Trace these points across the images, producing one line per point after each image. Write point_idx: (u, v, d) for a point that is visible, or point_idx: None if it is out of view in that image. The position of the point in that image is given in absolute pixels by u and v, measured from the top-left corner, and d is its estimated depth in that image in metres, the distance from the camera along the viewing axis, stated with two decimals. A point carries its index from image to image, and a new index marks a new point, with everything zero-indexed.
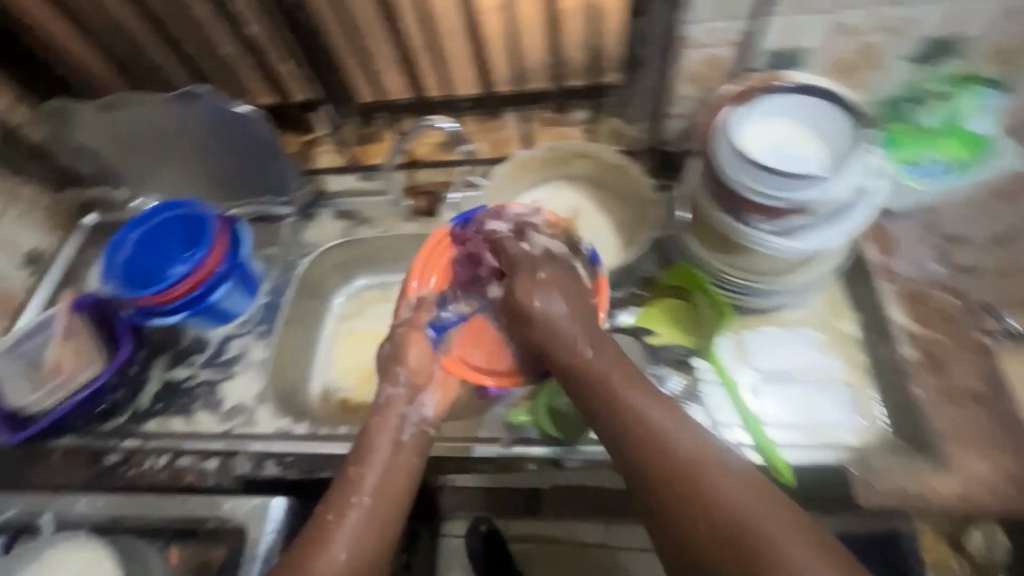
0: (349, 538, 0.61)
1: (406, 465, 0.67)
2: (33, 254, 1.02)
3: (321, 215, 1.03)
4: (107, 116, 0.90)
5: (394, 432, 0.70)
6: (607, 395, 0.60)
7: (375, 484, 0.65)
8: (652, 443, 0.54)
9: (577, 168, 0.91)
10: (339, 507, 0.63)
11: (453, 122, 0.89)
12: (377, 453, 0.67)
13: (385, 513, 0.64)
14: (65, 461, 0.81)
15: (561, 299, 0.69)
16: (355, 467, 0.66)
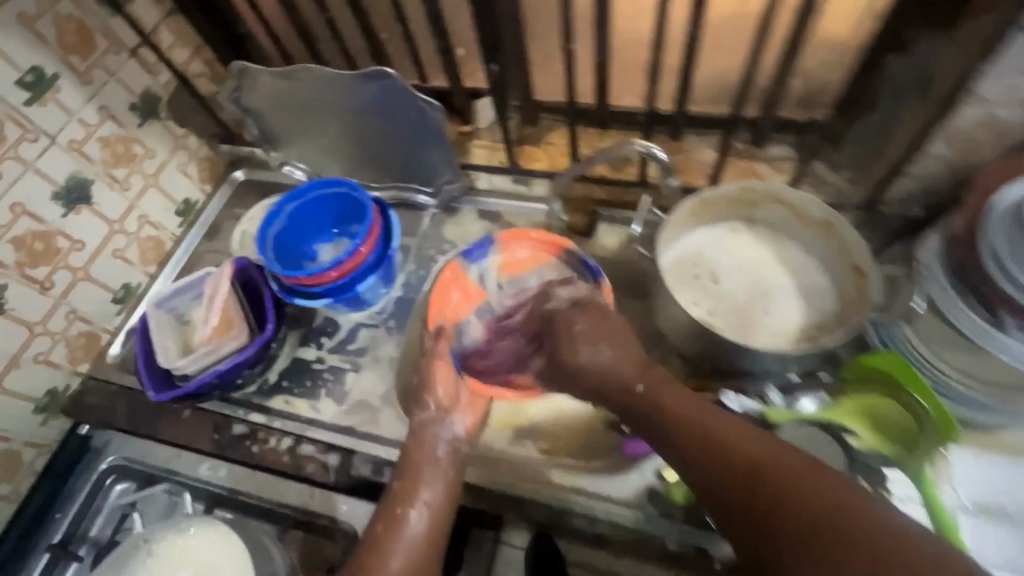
0: (405, 557, 0.62)
1: (445, 479, 0.68)
2: (185, 204, 1.03)
3: (464, 212, 0.97)
4: (285, 82, 0.88)
5: (431, 451, 0.69)
6: (663, 407, 0.59)
7: (420, 500, 0.66)
8: (721, 452, 0.53)
9: (767, 212, 0.79)
10: (390, 518, 0.65)
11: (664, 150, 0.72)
12: (424, 472, 0.68)
13: (438, 534, 0.65)
14: (197, 421, 0.82)
15: (599, 340, 0.68)
16: (402, 480, 0.67)
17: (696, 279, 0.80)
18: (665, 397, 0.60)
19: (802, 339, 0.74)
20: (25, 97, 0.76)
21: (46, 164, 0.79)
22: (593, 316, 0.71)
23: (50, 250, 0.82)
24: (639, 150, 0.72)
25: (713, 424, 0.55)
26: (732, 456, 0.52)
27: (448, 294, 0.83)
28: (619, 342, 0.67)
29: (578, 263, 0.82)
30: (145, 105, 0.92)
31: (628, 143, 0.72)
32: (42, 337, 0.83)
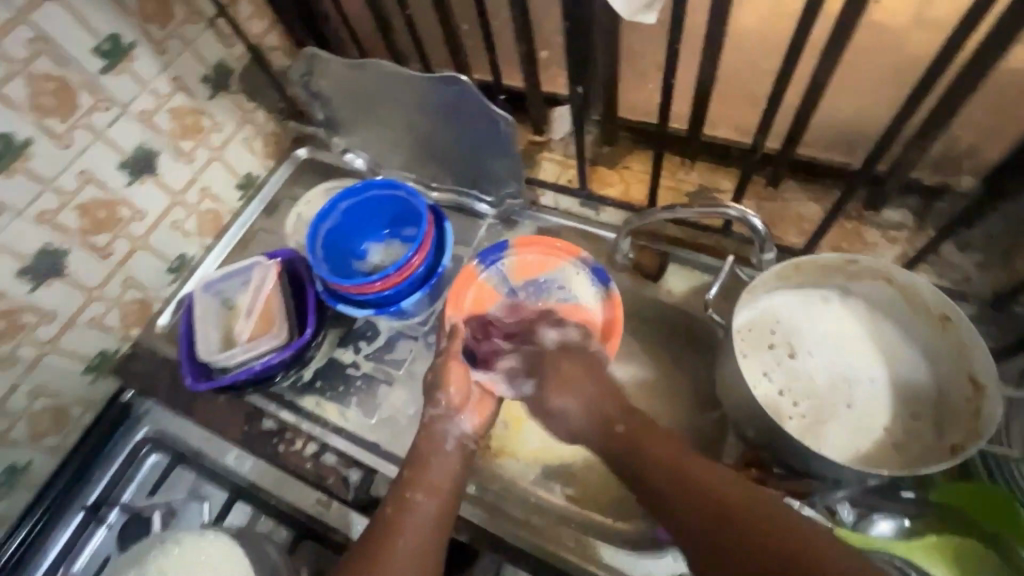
0: (424, 527, 0.60)
1: (451, 469, 0.65)
2: (246, 178, 1.02)
3: (522, 227, 0.90)
4: (354, 72, 0.83)
5: (441, 442, 0.67)
6: (639, 440, 0.59)
7: (430, 485, 0.63)
8: (687, 482, 0.54)
9: (868, 287, 0.69)
10: (400, 502, 0.62)
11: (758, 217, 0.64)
12: (430, 461, 0.65)
13: (443, 521, 0.62)
14: (229, 408, 0.82)
15: (574, 386, 0.66)
16: (413, 470, 0.65)
17: (770, 350, 0.71)
18: (653, 452, 0.58)
19: (884, 445, 0.64)
20: (102, 65, 0.74)
21: (117, 132, 0.79)
22: (582, 360, 0.68)
23: (113, 219, 0.82)
24: (734, 215, 0.64)
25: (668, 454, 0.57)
26: (692, 488, 0.54)
27: (463, 294, 0.80)
28: (598, 379, 0.66)
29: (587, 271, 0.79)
30: (217, 77, 0.90)
31: (723, 206, 0.64)
32: (98, 302, 0.84)
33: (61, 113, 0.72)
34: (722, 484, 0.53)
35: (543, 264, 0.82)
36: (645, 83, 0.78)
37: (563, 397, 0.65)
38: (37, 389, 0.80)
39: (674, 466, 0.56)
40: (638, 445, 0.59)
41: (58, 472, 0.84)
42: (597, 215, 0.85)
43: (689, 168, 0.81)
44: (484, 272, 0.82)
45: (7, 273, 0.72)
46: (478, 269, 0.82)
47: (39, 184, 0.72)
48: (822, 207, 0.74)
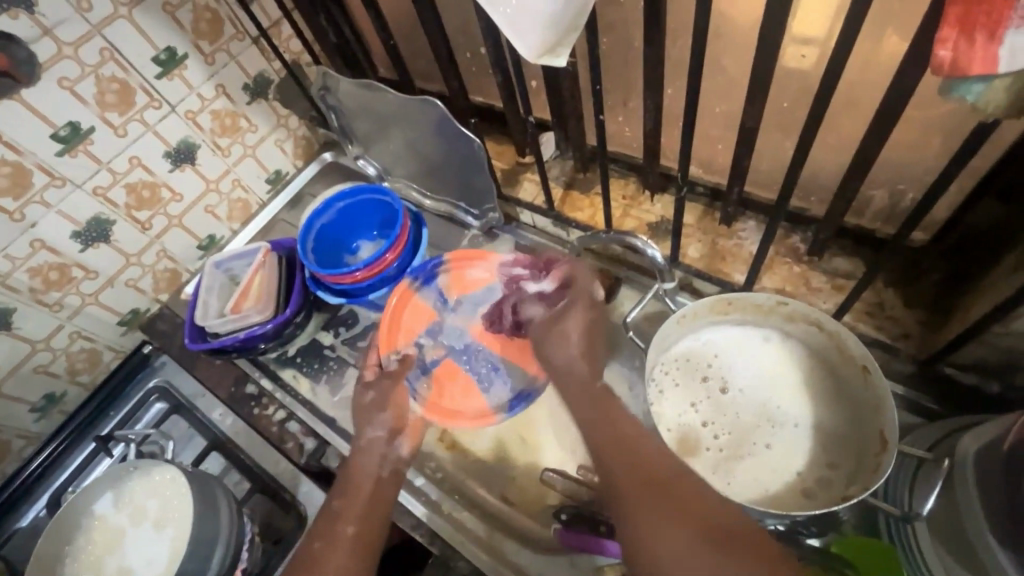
0: (344, 548, 0.67)
1: (385, 496, 0.72)
2: (277, 174, 1.16)
3: (501, 240, 0.97)
4: (362, 93, 0.95)
5: (375, 469, 0.74)
6: (605, 427, 0.67)
7: (359, 513, 0.70)
8: (621, 438, 0.65)
9: (798, 330, 0.70)
10: (327, 536, 0.68)
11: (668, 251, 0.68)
12: (361, 488, 0.72)
13: (367, 534, 0.69)
14: (222, 371, 0.94)
15: (574, 323, 0.76)
16: (341, 500, 0.71)
17: (702, 381, 0.73)
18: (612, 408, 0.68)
19: (795, 489, 0.64)
20: (158, 72, 0.90)
21: (164, 127, 0.94)
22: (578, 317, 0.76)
23: (154, 198, 0.97)
24: (637, 244, 0.70)
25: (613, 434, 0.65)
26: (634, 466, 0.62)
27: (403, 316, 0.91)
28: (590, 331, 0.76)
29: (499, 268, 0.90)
30: (257, 86, 1.05)
31: (629, 234, 0.69)
32: (135, 267, 1.00)
33: (120, 108, 0.88)
34: (661, 464, 0.61)
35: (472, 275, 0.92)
36: (615, 116, 0.83)
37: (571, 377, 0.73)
38: (77, 332, 0.96)
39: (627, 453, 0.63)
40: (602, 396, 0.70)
41: (85, 404, 1.00)
42: (567, 235, 0.91)
43: (652, 200, 0.85)
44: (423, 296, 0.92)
45: (63, 234, 0.88)
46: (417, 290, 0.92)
47: (95, 164, 0.88)
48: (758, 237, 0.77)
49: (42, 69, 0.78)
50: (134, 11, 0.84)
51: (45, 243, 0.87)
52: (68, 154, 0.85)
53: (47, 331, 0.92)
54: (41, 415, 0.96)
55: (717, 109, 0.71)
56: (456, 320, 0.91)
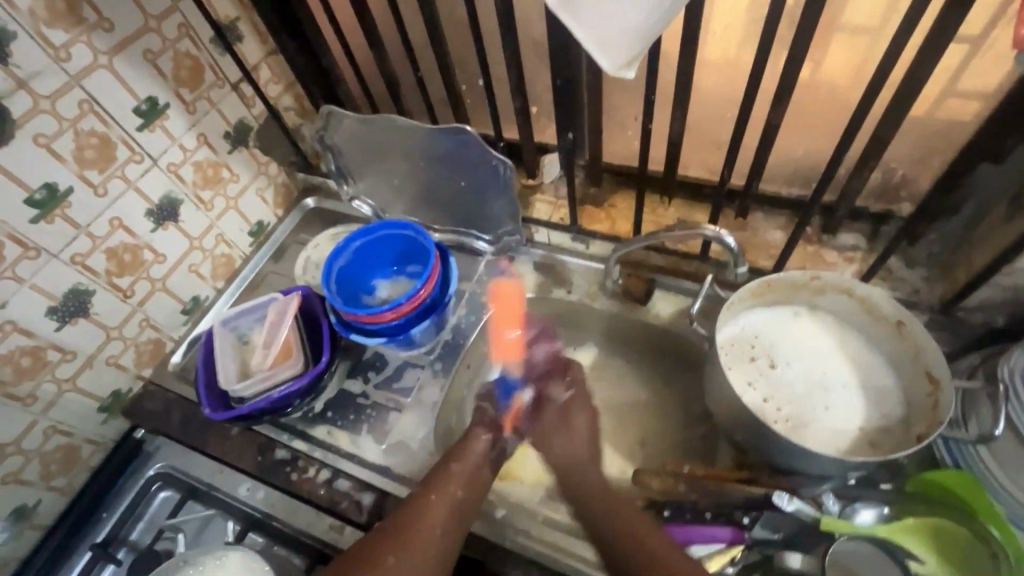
0: (450, 507, 0.69)
1: (481, 461, 0.74)
2: (258, 225, 1.09)
3: (520, 262, 0.97)
4: (364, 128, 0.91)
5: (485, 446, 0.76)
6: (597, 496, 0.71)
7: (466, 478, 0.72)
8: (593, 478, 0.73)
9: (832, 301, 0.78)
10: (441, 490, 0.70)
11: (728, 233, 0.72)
12: (466, 450, 0.75)
13: (471, 501, 0.71)
14: (242, 440, 0.84)
15: (583, 425, 0.78)
16: (454, 463, 0.73)
17: (752, 361, 0.78)
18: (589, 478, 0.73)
19: (862, 442, 0.71)
20: (138, 123, 0.82)
21: (146, 183, 0.86)
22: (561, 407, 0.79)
23: (136, 262, 0.87)
24: (709, 235, 0.72)
25: (610, 508, 0.68)
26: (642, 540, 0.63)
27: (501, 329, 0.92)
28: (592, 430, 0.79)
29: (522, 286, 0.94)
30: (237, 134, 0.99)
31: (700, 227, 0.72)
32: (117, 341, 0.88)
33: (100, 164, 0.79)
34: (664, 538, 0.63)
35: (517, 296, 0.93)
36: (625, 131, 0.89)
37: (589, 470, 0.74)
38: (53, 427, 0.82)
39: (641, 529, 0.64)
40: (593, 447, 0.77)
41: (65, 514, 0.85)
42: (586, 248, 0.94)
43: (666, 203, 0.91)
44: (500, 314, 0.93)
45: (37, 312, 0.76)
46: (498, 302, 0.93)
47: (73, 229, 0.78)
48: (787, 233, 0.84)
49: (16, 126, 0.69)
50: (113, 59, 0.77)
51: (17, 325, 0.75)
52: (44, 219, 0.74)
53: (19, 429, 0.78)
54: (10, 534, 0.80)
55: (727, 114, 0.80)
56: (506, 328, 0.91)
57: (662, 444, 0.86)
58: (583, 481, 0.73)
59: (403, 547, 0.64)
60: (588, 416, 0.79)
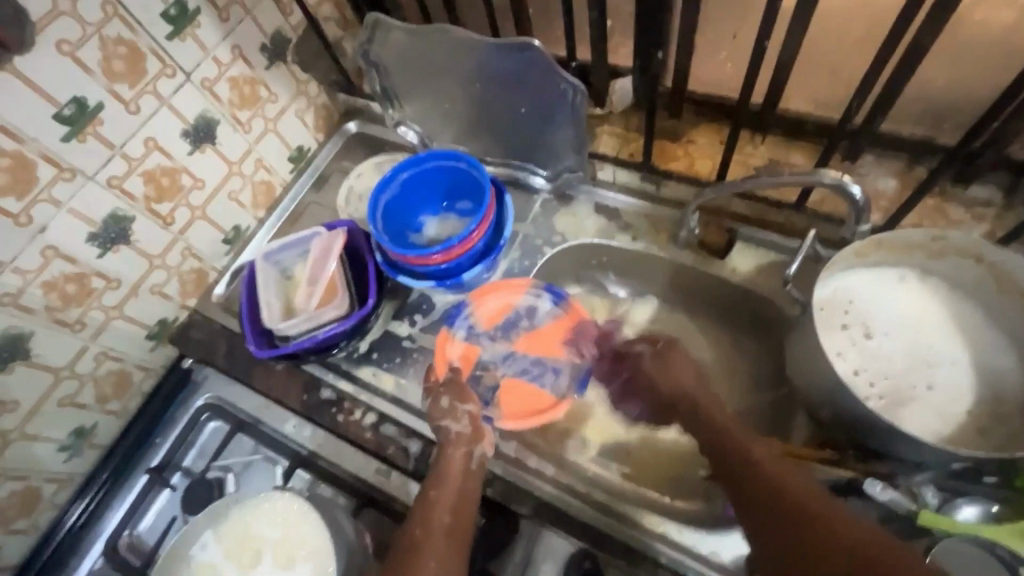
0: (439, 538, 0.63)
1: (465, 476, 0.68)
2: (299, 150, 1.01)
3: (580, 203, 0.88)
4: (413, 41, 0.80)
5: (464, 462, 0.69)
6: (727, 441, 0.64)
7: (452, 503, 0.66)
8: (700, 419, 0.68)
9: (951, 266, 0.67)
10: (425, 521, 0.64)
11: (850, 182, 0.61)
12: (446, 474, 0.68)
13: (461, 523, 0.65)
14: (288, 378, 0.83)
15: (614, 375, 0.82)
16: (434, 490, 0.66)
17: (844, 330, 0.69)
18: (717, 421, 0.67)
19: (969, 429, 0.63)
20: (168, 31, 0.74)
21: (180, 100, 0.79)
22: (682, 355, 0.75)
23: (175, 187, 0.82)
24: (829, 181, 0.61)
25: (760, 458, 0.60)
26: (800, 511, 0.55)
27: (450, 348, 0.83)
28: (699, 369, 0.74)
29: (539, 290, 0.84)
30: (274, 47, 0.89)
31: (816, 172, 0.61)
32: (160, 270, 0.85)
33: (131, 78, 0.72)
34: (808, 489, 0.57)
35: (505, 306, 0.85)
36: (716, 51, 0.75)
37: (717, 410, 0.68)
38: (104, 353, 0.81)
39: (769, 469, 0.59)
40: (694, 387, 0.72)
41: (121, 436, 0.87)
42: (658, 189, 0.84)
43: (756, 141, 0.79)
44: (458, 332, 0.84)
45: (79, 238, 0.73)
46: (454, 329, 0.84)
47: (107, 150, 0.73)
48: (903, 182, 0.72)
49: (36, 30, 0.62)
50: None
51: (59, 250, 0.72)
52: (76, 137, 0.69)
53: (71, 355, 0.77)
54: (72, 453, 0.82)
55: None
56: (500, 347, 0.85)
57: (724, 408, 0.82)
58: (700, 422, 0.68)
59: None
60: (683, 358, 0.75)
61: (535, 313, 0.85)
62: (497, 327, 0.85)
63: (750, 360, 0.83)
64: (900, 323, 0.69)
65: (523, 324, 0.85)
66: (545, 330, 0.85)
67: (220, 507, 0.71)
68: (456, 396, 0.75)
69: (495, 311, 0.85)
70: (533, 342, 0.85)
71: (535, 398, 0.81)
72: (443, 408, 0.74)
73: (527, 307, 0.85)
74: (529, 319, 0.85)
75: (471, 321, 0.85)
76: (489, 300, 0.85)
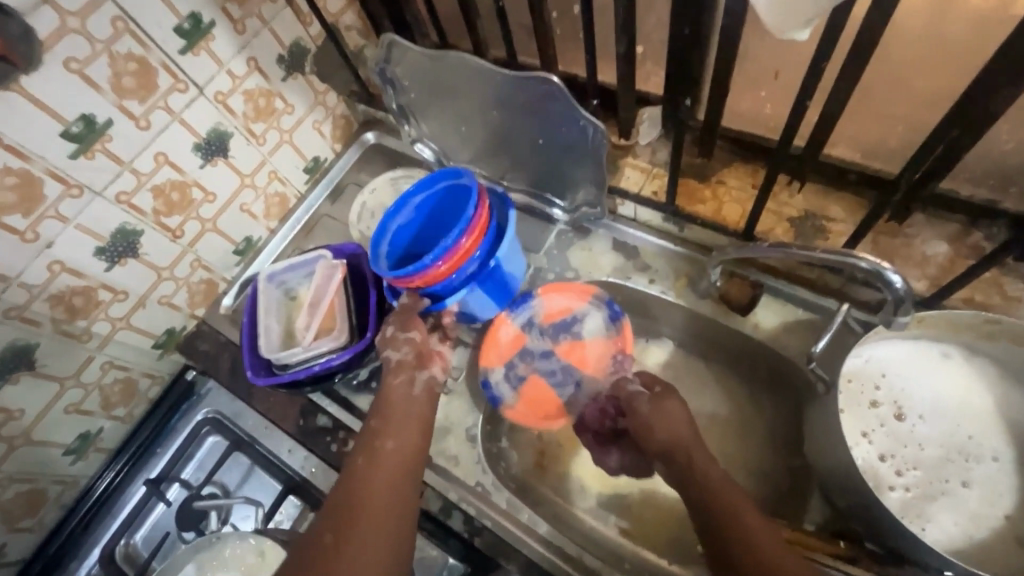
0: (387, 470, 0.63)
1: (420, 413, 0.70)
2: (315, 161, 0.99)
3: (597, 238, 0.84)
4: (429, 63, 0.77)
5: (407, 386, 0.72)
6: (701, 487, 0.62)
7: (397, 429, 0.67)
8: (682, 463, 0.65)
9: (1004, 351, 0.60)
10: (370, 450, 0.65)
11: (899, 273, 0.52)
12: (394, 406, 0.70)
13: (407, 449, 0.66)
14: (287, 401, 0.82)
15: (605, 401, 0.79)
16: (378, 420, 0.69)
17: (872, 408, 0.63)
18: (700, 463, 0.64)
19: (1008, 536, 0.57)
20: (181, 46, 0.72)
21: (192, 114, 0.77)
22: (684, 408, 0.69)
23: (185, 201, 0.81)
24: (864, 266, 0.52)
25: (742, 514, 0.58)
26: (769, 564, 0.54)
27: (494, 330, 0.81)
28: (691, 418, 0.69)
29: (601, 304, 0.80)
30: (293, 58, 0.87)
31: (851, 255, 0.52)
32: (168, 282, 0.85)
33: (141, 94, 0.71)
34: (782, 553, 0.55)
35: (565, 306, 0.81)
36: (755, 90, 0.68)
37: (712, 469, 0.64)
38: (110, 363, 0.82)
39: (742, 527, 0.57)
40: (675, 429, 0.67)
41: (125, 442, 0.88)
42: (681, 231, 0.79)
43: (791, 188, 0.73)
44: (510, 316, 0.82)
45: (86, 252, 0.73)
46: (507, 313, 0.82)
47: (116, 165, 0.72)
48: (956, 249, 0.65)
49: (44, 49, 0.61)
50: None
51: (65, 264, 0.72)
52: (84, 155, 0.68)
53: (77, 365, 0.78)
54: (77, 457, 0.84)
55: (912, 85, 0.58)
56: (541, 347, 0.82)
57: (735, 467, 0.77)
58: (686, 470, 0.64)
59: (340, 519, 0.59)
60: (672, 400, 0.70)
61: (588, 323, 0.81)
62: (551, 325, 0.82)
63: (766, 419, 0.78)
64: (939, 407, 0.62)
65: (573, 331, 0.81)
66: (592, 345, 0.81)
67: (205, 542, 0.71)
68: (401, 326, 0.74)
69: (553, 312, 0.82)
70: (575, 352, 0.81)
71: (547, 401, 0.80)
72: (387, 337, 0.74)
73: (584, 310, 0.81)
74: (580, 327, 0.81)
75: (527, 309, 0.82)
76: (551, 295, 0.81)
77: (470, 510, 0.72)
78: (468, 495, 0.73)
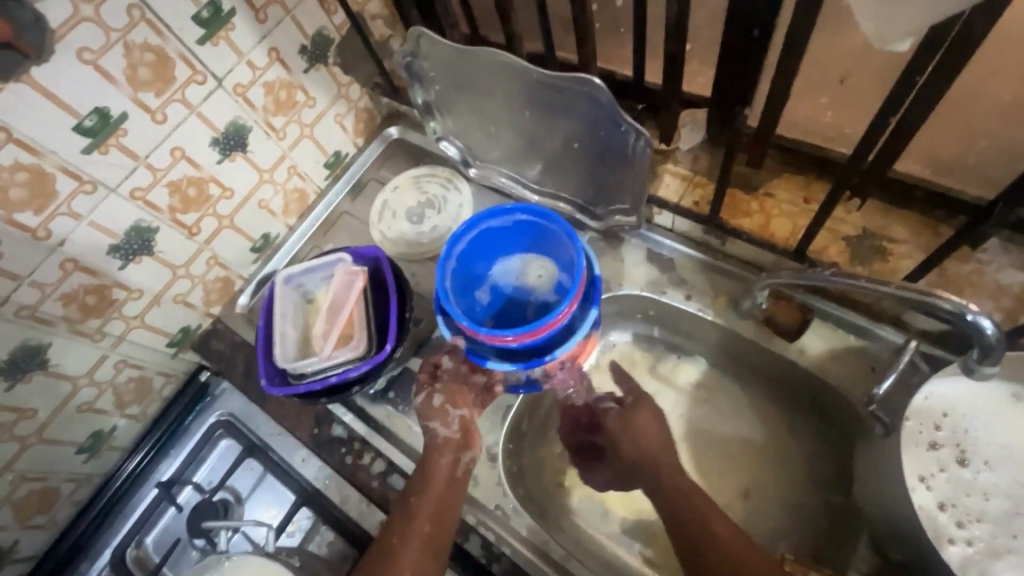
0: (415, 548, 0.63)
1: (454, 489, 0.67)
2: (335, 156, 0.95)
3: (630, 248, 0.79)
4: (458, 58, 0.72)
5: (449, 470, 0.67)
6: (670, 493, 0.65)
7: (432, 511, 0.65)
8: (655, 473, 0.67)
9: None
10: (405, 530, 0.64)
11: (987, 317, 0.47)
12: (431, 480, 0.66)
13: (439, 534, 0.64)
14: (300, 409, 0.79)
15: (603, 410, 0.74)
16: (415, 498, 0.66)
17: (932, 449, 0.58)
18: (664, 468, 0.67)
19: None
20: (199, 35, 0.68)
21: (211, 107, 0.74)
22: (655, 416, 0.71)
23: (202, 197, 0.78)
24: (946, 307, 0.47)
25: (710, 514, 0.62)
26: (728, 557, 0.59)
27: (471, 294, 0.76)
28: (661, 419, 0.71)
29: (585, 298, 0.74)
30: (315, 49, 0.83)
31: (932, 294, 0.47)
32: (184, 280, 0.82)
33: (157, 86, 0.67)
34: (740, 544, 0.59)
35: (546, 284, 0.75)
36: (815, 96, 0.62)
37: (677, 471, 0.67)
38: (124, 362, 0.80)
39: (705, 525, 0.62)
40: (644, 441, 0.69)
41: (139, 440, 0.87)
42: (722, 244, 0.73)
43: (850, 203, 0.67)
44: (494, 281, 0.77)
45: (99, 250, 0.71)
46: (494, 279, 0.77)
47: (131, 160, 0.69)
48: None
49: (57, 39, 0.58)
50: None
51: (79, 262, 0.69)
52: (98, 150, 0.65)
53: (90, 364, 0.76)
54: (90, 455, 0.82)
55: (1003, 95, 0.51)
56: None
57: (770, 498, 0.72)
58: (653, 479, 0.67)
59: None
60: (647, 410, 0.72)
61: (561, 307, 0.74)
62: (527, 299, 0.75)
63: (804, 448, 0.73)
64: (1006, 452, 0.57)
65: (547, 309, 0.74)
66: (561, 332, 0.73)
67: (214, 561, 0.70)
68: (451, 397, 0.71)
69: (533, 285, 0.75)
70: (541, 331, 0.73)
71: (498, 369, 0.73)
72: (434, 408, 0.70)
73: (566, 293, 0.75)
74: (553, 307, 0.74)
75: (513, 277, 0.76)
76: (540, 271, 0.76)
77: (489, 535, 0.69)
78: (486, 517, 0.70)
